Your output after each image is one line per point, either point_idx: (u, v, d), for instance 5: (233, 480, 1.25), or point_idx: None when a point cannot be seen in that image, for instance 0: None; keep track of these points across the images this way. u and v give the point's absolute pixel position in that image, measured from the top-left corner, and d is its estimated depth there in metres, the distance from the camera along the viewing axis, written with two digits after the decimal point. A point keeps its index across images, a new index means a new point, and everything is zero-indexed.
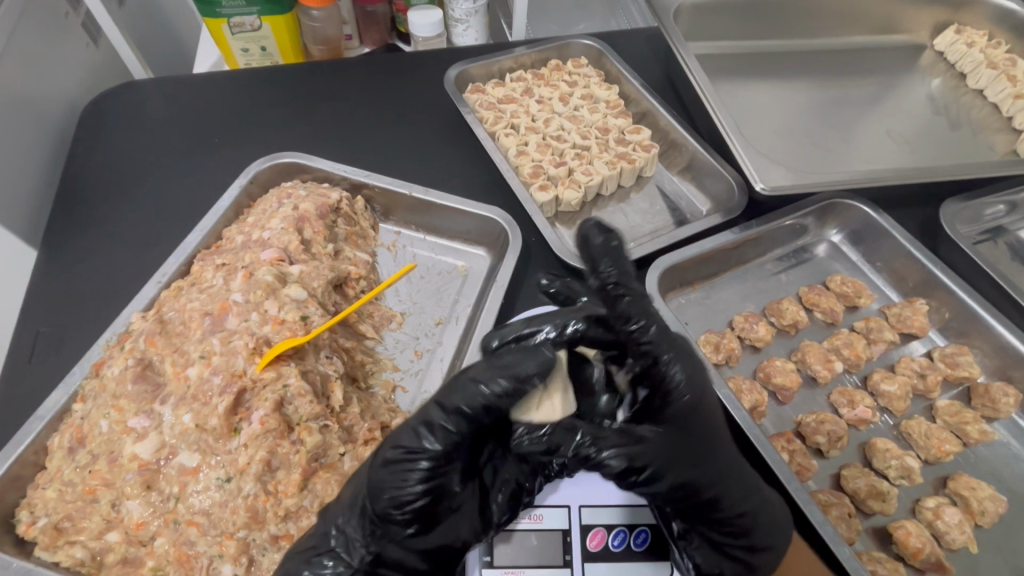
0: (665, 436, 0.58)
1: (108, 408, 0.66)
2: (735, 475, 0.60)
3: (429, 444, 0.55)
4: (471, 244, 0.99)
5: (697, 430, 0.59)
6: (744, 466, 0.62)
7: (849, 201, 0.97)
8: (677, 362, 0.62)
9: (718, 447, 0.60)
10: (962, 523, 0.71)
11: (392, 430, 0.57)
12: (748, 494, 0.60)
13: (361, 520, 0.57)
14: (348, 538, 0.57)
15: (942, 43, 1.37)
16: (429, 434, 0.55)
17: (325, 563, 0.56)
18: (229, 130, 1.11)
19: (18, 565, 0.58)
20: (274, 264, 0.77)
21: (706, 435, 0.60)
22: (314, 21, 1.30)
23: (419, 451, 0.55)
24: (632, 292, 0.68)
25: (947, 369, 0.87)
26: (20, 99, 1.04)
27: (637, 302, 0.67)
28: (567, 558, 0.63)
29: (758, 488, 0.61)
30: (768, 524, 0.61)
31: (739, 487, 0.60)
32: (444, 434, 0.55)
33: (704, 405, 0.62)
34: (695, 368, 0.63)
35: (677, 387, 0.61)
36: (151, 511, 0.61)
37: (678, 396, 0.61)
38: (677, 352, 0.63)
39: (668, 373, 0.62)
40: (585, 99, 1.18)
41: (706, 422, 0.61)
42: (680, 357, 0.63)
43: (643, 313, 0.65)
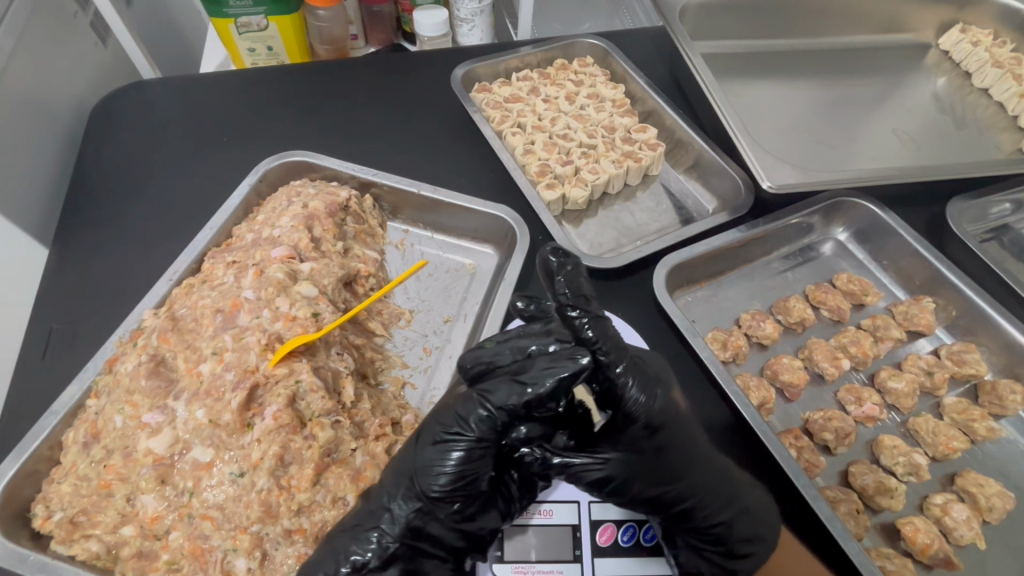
0: (629, 455, 0.61)
1: (122, 403, 0.67)
2: (712, 488, 0.63)
3: (474, 425, 0.58)
4: (479, 242, 0.99)
5: (664, 449, 0.62)
6: (721, 478, 0.64)
7: (856, 199, 0.98)
8: (637, 385, 0.60)
9: (691, 463, 0.62)
10: (970, 519, 0.72)
11: (438, 414, 0.61)
12: (725, 504, 0.63)
13: (408, 497, 0.59)
14: (393, 515, 0.59)
15: (947, 42, 1.38)
16: (473, 415, 0.58)
17: (370, 538, 0.58)
18: (237, 129, 1.12)
19: (34, 559, 0.59)
20: (285, 262, 0.78)
21: (674, 452, 0.62)
22: (320, 21, 1.30)
23: (465, 430, 0.58)
24: (590, 310, 0.61)
25: (954, 366, 0.87)
26: (30, 97, 1.05)
27: (597, 322, 0.61)
28: (577, 553, 0.64)
29: (737, 499, 0.64)
30: (748, 533, 0.64)
31: (715, 499, 0.63)
32: (486, 421, 0.58)
33: (672, 423, 0.62)
34: (657, 388, 0.62)
35: (637, 409, 0.60)
36: (165, 505, 0.62)
37: (639, 418, 0.60)
38: (637, 373, 0.61)
39: (625, 395, 0.60)
40: (591, 98, 1.18)
41: (675, 440, 0.62)
42: (641, 377, 0.61)
43: (603, 334, 0.60)
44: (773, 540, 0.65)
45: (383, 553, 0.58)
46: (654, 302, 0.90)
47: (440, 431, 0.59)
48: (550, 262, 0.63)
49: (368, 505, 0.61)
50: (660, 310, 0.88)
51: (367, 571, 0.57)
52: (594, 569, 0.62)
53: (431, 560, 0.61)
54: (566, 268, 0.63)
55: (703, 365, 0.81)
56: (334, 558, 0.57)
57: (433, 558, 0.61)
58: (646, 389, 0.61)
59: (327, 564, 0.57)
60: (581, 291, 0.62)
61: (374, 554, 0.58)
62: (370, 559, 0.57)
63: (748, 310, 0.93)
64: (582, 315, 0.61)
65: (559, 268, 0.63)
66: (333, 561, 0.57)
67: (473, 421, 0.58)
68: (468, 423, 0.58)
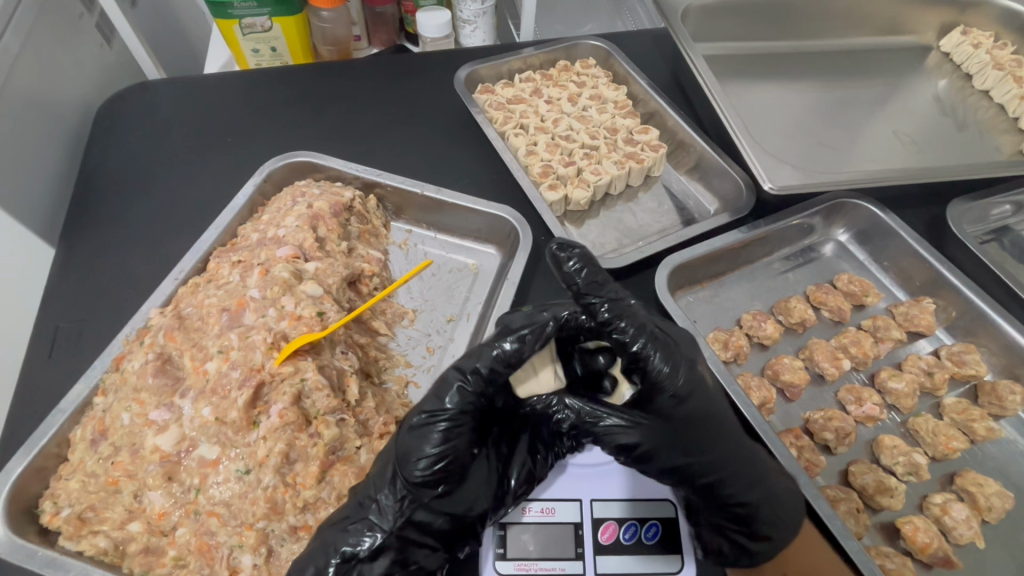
0: (658, 424, 0.62)
1: (130, 401, 0.68)
2: (735, 465, 0.63)
3: (449, 404, 0.59)
4: (482, 243, 1.00)
5: (691, 419, 0.62)
6: (745, 455, 0.64)
7: (856, 201, 0.98)
8: (659, 355, 0.61)
9: (717, 435, 0.63)
10: (970, 518, 0.72)
11: (415, 400, 0.62)
12: (750, 483, 0.63)
13: (393, 487, 0.60)
14: (381, 505, 0.60)
15: (949, 44, 1.38)
16: (448, 394, 0.59)
17: (358, 530, 0.59)
18: (242, 130, 1.12)
19: (42, 554, 0.59)
20: (290, 261, 0.78)
21: (701, 423, 0.62)
22: (324, 22, 1.31)
23: (441, 411, 0.59)
24: (609, 295, 0.64)
25: (954, 367, 0.88)
26: (37, 98, 1.06)
27: (613, 304, 0.63)
28: (579, 551, 0.64)
29: (762, 480, 0.63)
30: (771, 515, 0.63)
31: (739, 475, 0.63)
32: (460, 395, 0.59)
33: (698, 396, 0.63)
34: (681, 360, 0.63)
35: (662, 379, 0.61)
36: (172, 502, 0.63)
37: (667, 389, 0.61)
38: (661, 344, 0.62)
39: (648, 365, 0.61)
40: (594, 99, 1.19)
41: (702, 411, 0.63)
42: (664, 348, 0.62)
43: (622, 313, 0.63)
44: (795, 530, 0.63)
45: (374, 542, 0.58)
46: (656, 302, 0.90)
47: (416, 416, 0.60)
48: (557, 258, 0.67)
49: (356, 498, 0.62)
50: (662, 310, 0.89)
51: (358, 561, 0.58)
52: (595, 567, 0.63)
53: (421, 548, 0.61)
54: (574, 257, 0.67)
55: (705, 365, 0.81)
56: (325, 551, 0.58)
57: (423, 548, 0.61)
58: (670, 360, 0.62)
59: (320, 556, 0.58)
60: (596, 278, 0.66)
61: (364, 545, 0.58)
62: (360, 550, 0.58)
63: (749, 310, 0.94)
64: (603, 302, 0.64)
65: (567, 259, 0.67)
66: (325, 552, 0.58)
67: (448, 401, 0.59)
68: (444, 402, 0.59)
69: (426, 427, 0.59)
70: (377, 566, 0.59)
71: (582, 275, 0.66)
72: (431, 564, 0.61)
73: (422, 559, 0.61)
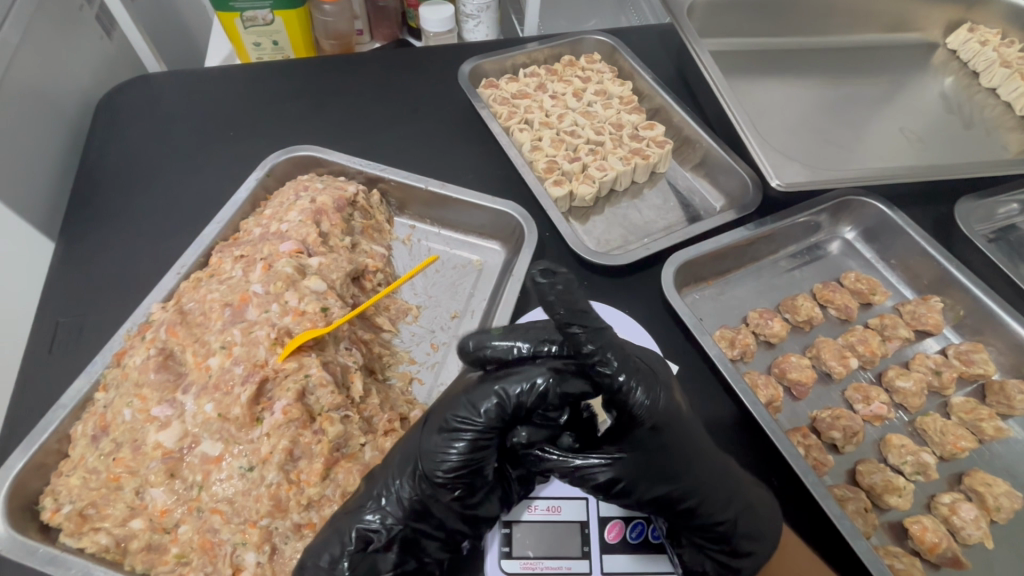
0: (637, 455, 0.58)
1: (131, 397, 0.67)
2: (716, 487, 0.61)
3: (480, 416, 0.58)
4: (486, 239, 0.99)
5: (668, 446, 0.59)
6: (722, 474, 0.62)
7: (864, 198, 0.98)
8: (642, 389, 0.57)
9: (696, 460, 0.60)
10: (978, 518, 0.72)
11: (445, 402, 0.60)
12: (728, 500, 0.61)
13: (414, 479, 0.59)
14: (399, 496, 0.59)
15: (955, 41, 1.37)
16: (483, 403, 0.58)
17: (374, 518, 0.58)
18: (243, 124, 1.11)
19: (43, 551, 0.59)
20: (293, 256, 0.77)
21: (678, 449, 0.60)
22: (326, 16, 1.30)
23: (473, 418, 0.58)
24: (591, 323, 0.58)
25: (962, 366, 0.87)
26: (37, 90, 1.05)
27: (597, 335, 0.58)
28: (585, 550, 0.64)
29: (742, 497, 0.62)
30: (750, 530, 0.62)
31: (719, 496, 0.61)
32: (494, 412, 0.58)
33: (675, 422, 0.60)
34: (658, 389, 0.59)
35: (643, 413, 0.57)
36: (174, 499, 0.62)
37: (646, 421, 0.58)
38: (640, 375, 0.58)
39: (631, 400, 0.57)
40: (599, 95, 1.18)
41: (681, 437, 0.60)
42: (645, 379, 0.58)
43: (605, 344, 0.57)
44: (775, 543, 0.63)
45: (388, 532, 0.58)
46: (662, 299, 0.90)
47: (446, 419, 0.59)
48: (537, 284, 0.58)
49: (371, 488, 0.61)
50: (668, 307, 0.88)
51: (373, 549, 0.58)
52: (602, 566, 0.63)
53: (433, 541, 0.61)
54: (556, 287, 0.58)
55: (711, 362, 0.81)
56: (340, 540, 0.58)
57: (433, 539, 0.61)
58: (651, 392, 0.58)
59: (334, 545, 0.57)
60: (575, 304, 0.58)
61: (378, 533, 0.58)
62: (375, 538, 0.58)
63: (756, 308, 0.93)
64: (586, 334, 0.57)
65: (548, 287, 0.58)
66: (339, 541, 0.57)
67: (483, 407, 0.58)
68: (477, 409, 0.58)
69: (455, 431, 0.58)
70: (388, 557, 0.59)
71: (564, 305, 0.57)
72: (441, 554, 0.61)
73: (434, 551, 0.61)
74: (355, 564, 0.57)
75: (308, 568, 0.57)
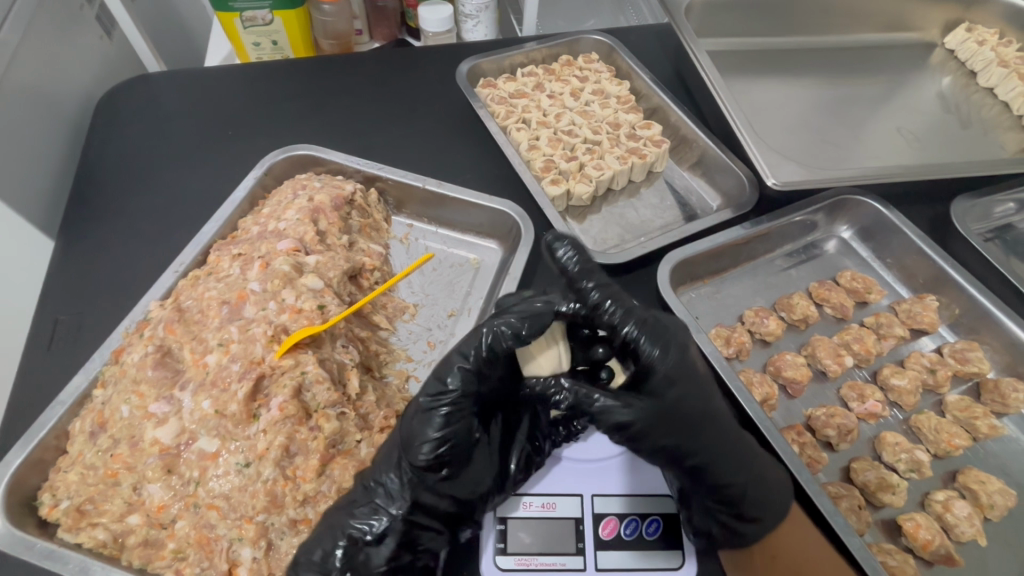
0: (649, 405, 0.60)
1: (129, 394, 0.67)
2: (725, 447, 0.63)
3: (453, 386, 0.59)
4: (483, 237, 0.99)
5: (683, 400, 0.61)
6: (733, 437, 0.64)
7: (860, 197, 0.98)
8: (649, 339, 0.63)
9: (708, 417, 0.62)
10: (971, 515, 0.72)
11: (418, 384, 0.62)
12: (738, 467, 0.63)
13: (399, 470, 0.60)
14: (389, 489, 0.60)
15: (953, 41, 1.37)
16: (450, 375, 0.59)
17: (365, 513, 0.59)
18: (242, 123, 1.12)
19: (41, 546, 0.59)
20: (290, 255, 0.78)
21: (693, 405, 0.62)
22: (325, 16, 1.31)
23: (444, 390, 0.59)
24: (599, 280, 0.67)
25: (957, 365, 0.87)
26: (36, 88, 1.05)
27: (603, 287, 0.66)
28: (580, 546, 0.64)
29: (750, 463, 0.64)
30: (757, 497, 0.63)
31: (727, 457, 0.63)
32: (461, 377, 0.59)
33: (690, 378, 0.63)
34: (673, 343, 0.64)
35: (654, 361, 0.62)
36: (171, 494, 0.63)
37: (659, 370, 0.62)
38: (651, 329, 0.64)
39: (640, 351, 0.63)
40: (596, 94, 1.19)
41: (693, 392, 0.63)
42: (654, 331, 0.64)
43: (611, 295, 0.66)
44: (781, 516, 0.65)
45: (379, 526, 0.58)
46: (657, 298, 0.90)
47: (421, 399, 0.59)
48: (552, 247, 0.73)
49: (361, 484, 0.62)
50: (663, 306, 0.88)
51: (366, 544, 0.58)
52: (596, 562, 0.63)
53: (426, 531, 0.61)
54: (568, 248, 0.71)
55: (706, 360, 0.81)
56: (332, 535, 0.58)
57: (427, 530, 0.61)
58: (660, 343, 0.63)
59: (326, 541, 0.58)
60: (587, 265, 0.69)
61: (370, 528, 0.58)
62: (368, 533, 0.58)
63: (752, 307, 0.93)
64: (593, 285, 0.67)
65: (560, 247, 0.72)
66: (331, 537, 0.58)
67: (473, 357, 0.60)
68: (472, 359, 0.60)
69: (432, 408, 0.59)
70: (381, 551, 0.59)
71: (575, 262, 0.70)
72: (436, 545, 0.62)
73: (428, 542, 0.61)
74: (348, 558, 0.57)
75: (300, 565, 0.57)
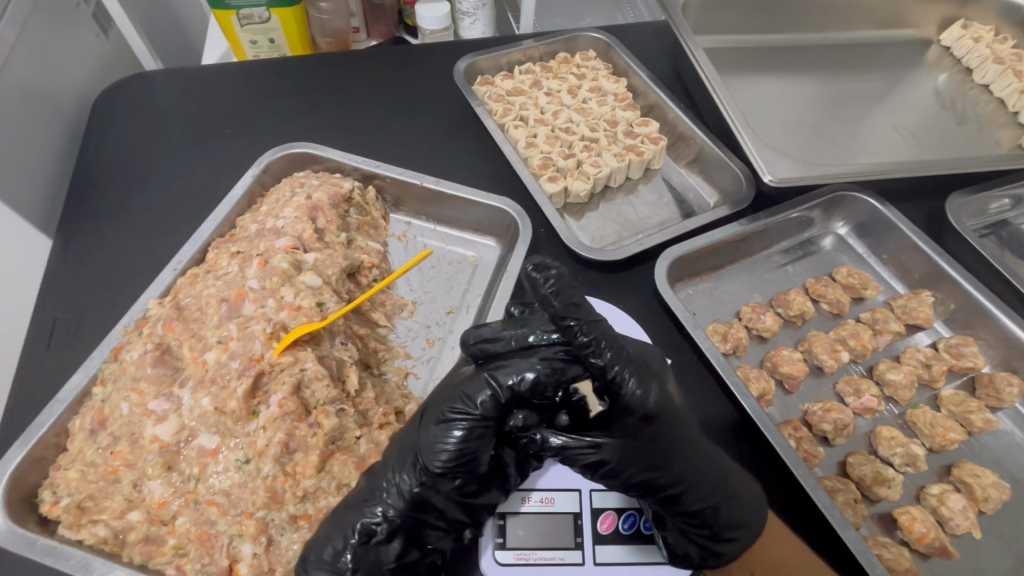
0: (626, 442, 0.59)
1: (129, 391, 0.68)
2: (702, 473, 0.62)
3: (477, 405, 0.59)
4: (481, 234, 0.99)
5: (660, 434, 0.60)
6: (708, 462, 0.62)
7: (856, 193, 0.99)
8: (635, 378, 0.59)
9: (684, 447, 0.61)
10: (966, 509, 0.73)
11: (444, 394, 0.62)
12: (714, 489, 0.62)
13: (414, 471, 0.60)
14: (400, 488, 0.60)
15: (949, 38, 1.38)
16: (478, 395, 0.60)
17: (376, 512, 0.59)
18: (239, 122, 1.12)
19: (42, 543, 0.60)
20: (289, 252, 0.78)
21: (669, 438, 0.60)
22: (322, 13, 1.32)
23: (468, 408, 0.59)
24: (580, 315, 0.59)
25: (952, 359, 0.88)
26: (33, 88, 1.05)
27: (592, 326, 0.59)
28: (578, 540, 0.65)
29: (726, 485, 0.63)
30: (734, 517, 0.63)
31: (704, 483, 0.62)
32: (490, 402, 0.60)
33: (669, 413, 0.61)
34: (651, 377, 0.60)
35: (636, 402, 0.59)
36: (172, 491, 0.63)
37: (636, 411, 0.59)
38: (635, 367, 0.59)
39: (623, 390, 0.59)
40: (594, 91, 1.19)
41: (673, 425, 0.61)
42: (639, 370, 0.59)
43: (601, 334, 0.59)
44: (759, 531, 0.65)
45: (390, 524, 0.59)
46: (655, 293, 0.90)
47: (443, 410, 0.60)
48: (531, 279, 0.61)
49: (372, 482, 0.62)
50: (661, 301, 0.89)
51: (374, 542, 0.59)
52: (595, 556, 0.64)
53: (434, 531, 0.61)
54: (550, 278, 0.61)
55: (703, 355, 0.81)
56: (342, 533, 0.59)
57: (434, 529, 0.61)
58: (643, 383, 0.59)
59: (337, 538, 0.58)
60: (572, 297, 0.60)
61: (381, 526, 0.59)
62: (378, 531, 0.59)
63: (749, 303, 0.94)
64: (577, 323, 0.59)
65: (541, 279, 0.61)
66: (342, 535, 0.58)
67: (505, 387, 0.60)
68: (502, 388, 0.60)
69: (451, 420, 0.59)
70: (391, 549, 0.59)
71: (559, 295, 0.60)
72: (444, 545, 0.62)
73: (436, 541, 0.62)
74: (358, 557, 0.57)
75: (310, 563, 0.58)
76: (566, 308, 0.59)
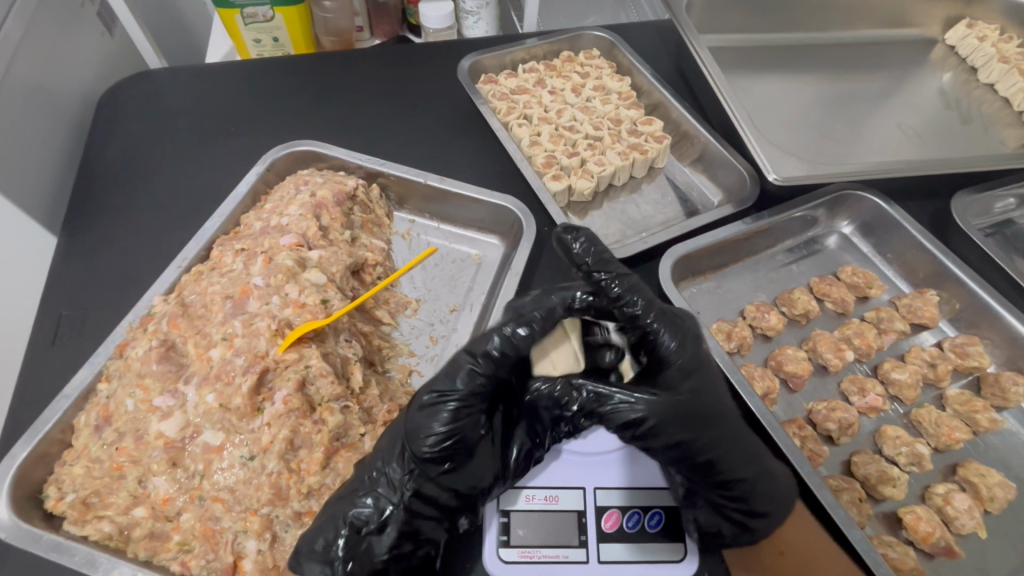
0: (668, 399, 0.60)
1: (134, 387, 0.68)
2: (739, 441, 0.62)
3: (459, 385, 0.60)
4: (485, 233, 0.99)
5: (699, 396, 0.61)
6: (745, 431, 0.63)
7: (860, 192, 0.98)
8: (670, 331, 0.64)
9: (721, 412, 0.62)
10: (972, 508, 0.72)
11: (426, 380, 0.63)
12: (750, 460, 0.62)
13: (403, 461, 0.61)
14: (390, 479, 0.61)
15: (954, 37, 1.38)
16: (457, 374, 0.61)
17: (366, 502, 0.60)
18: (243, 120, 1.12)
19: (47, 539, 0.60)
20: (294, 249, 0.78)
21: (708, 401, 0.61)
22: (326, 12, 1.32)
23: (450, 389, 0.60)
24: (612, 271, 0.66)
25: (957, 359, 0.88)
26: (38, 86, 1.05)
27: (623, 280, 0.66)
28: (583, 539, 0.64)
29: (761, 458, 0.63)
30: (767, 491, 0.62)
31: (740, 452, 0.62)
32: (471, 378, 0.61)
33: (704, 374, 0.63)
34: (689, 336, 0.65)
35: (671, 354, 0.63)
36: (176, 488, 0.63)
37: (674, 363, 0.63)
38: (669, 321, 0.65)
39: (658, 342, 0.64)
40: (597, 90, 1.19)
41: (708, 386, 0.63)
42: (672, 324, 0.65)
43: (631, 288, 0.66)
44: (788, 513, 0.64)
45: (381, 515, 0.59)
46: (659, 292, 0.90)
47: (425, 395, 0.61)
48: (563, 240, 0.71)
49: (363, 472, 0.63)
50: (665, 300, 0.88)
51: (366, 532, 0.59)
52: (599, 555, 0.63)
53: (427, 521, 0.61)
54: (580, 240, 0.70)
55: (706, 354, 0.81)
56: (334, 524, 0.59)
57: (428, 520, 0.61)
58: (678, 336, 0.64)
59: (329, 529, 0.58)
60: (602, 256, 0.69)
61: (372, 516, 0.59)
62: (368, 522, 0.59)
63: (753, 301, 0.94)
64: (607, 277, 0.66)
65: (572, 242, 0.71)
66: (333, 526, 0.59)
67: (481, 355, 0.61)
68: (478, 359, 0.61)
69: (436, 404, 0.60)
70: (384, 541, 0.59)
71: (590, 255, 0.69)
72: (439, 537, 0.62)
73: (430, 533, 0.62)
74: (350, 547, 0.58)
75: (302, 555, 0.57)
76: (596, 265, 0.68)
